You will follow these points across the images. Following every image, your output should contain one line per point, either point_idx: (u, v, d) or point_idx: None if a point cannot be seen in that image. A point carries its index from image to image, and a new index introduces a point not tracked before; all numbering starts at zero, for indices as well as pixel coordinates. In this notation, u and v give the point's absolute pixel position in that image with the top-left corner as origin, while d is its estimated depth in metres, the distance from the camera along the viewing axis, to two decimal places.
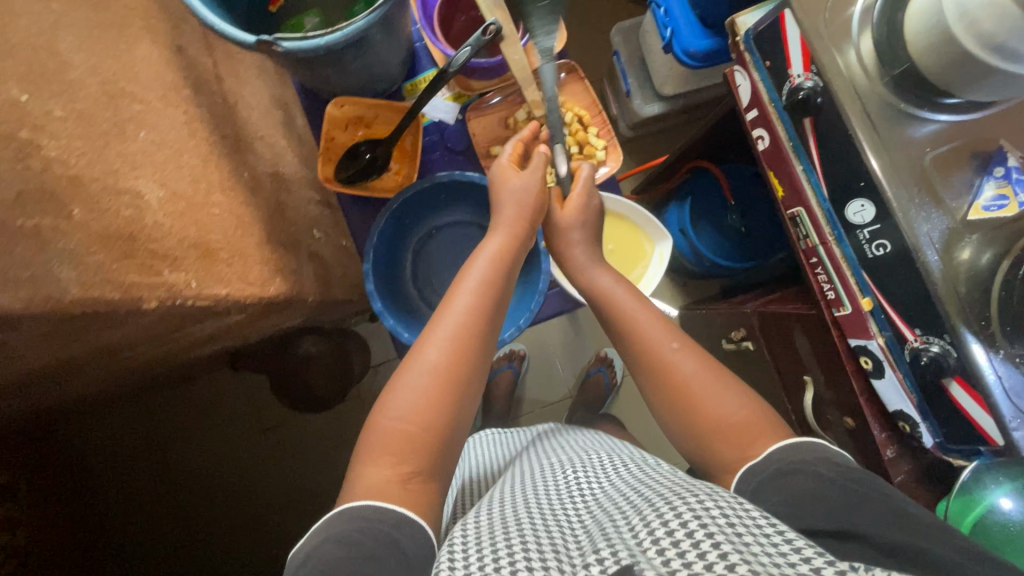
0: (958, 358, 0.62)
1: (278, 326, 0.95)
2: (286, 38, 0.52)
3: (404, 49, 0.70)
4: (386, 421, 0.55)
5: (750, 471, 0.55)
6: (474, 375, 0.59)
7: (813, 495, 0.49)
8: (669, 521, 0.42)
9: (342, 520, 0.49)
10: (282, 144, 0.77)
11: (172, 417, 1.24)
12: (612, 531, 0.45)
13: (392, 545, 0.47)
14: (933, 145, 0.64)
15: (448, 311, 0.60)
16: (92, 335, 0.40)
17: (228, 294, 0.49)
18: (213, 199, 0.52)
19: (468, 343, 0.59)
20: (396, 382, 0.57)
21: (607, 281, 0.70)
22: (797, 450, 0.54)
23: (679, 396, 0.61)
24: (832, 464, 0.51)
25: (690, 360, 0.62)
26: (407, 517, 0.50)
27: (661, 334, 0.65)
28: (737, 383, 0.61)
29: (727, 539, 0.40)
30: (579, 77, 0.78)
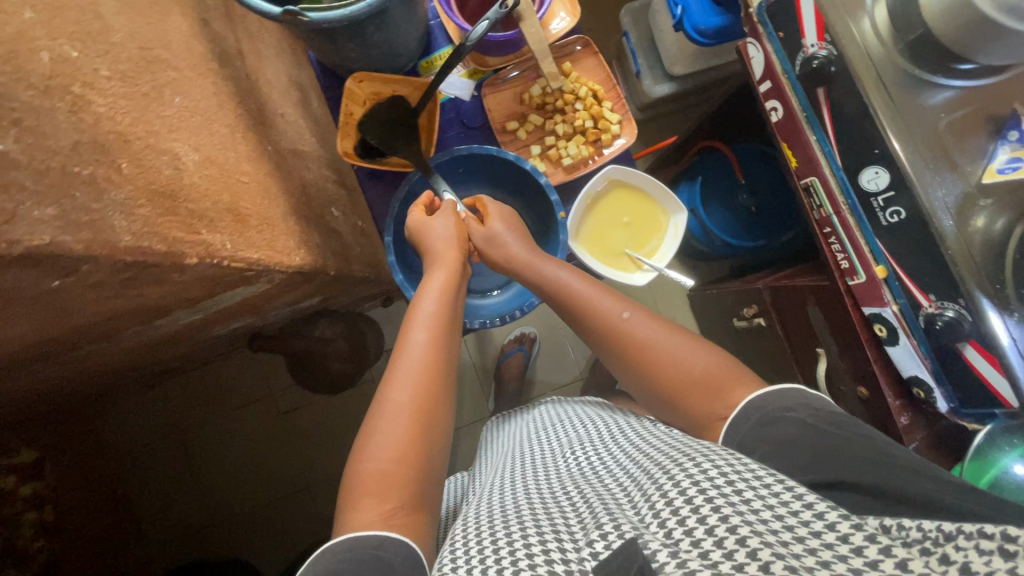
0: (973, 322, 0.63)
1: (297, 305, 0.97)
2: (311, 9, 0.54)
3: (420, 26, 0.72)
4: (366, 467, 0.56)
5: (734, 423, 0.55)
6: (443, 407, 0.61)
7: (795, 442, 0.49)
8: (669, 490, 0.43)
9: (325, 557, 0.49)
10: (301, 124, 0.79)
11: (190, 401, 1.26)
12: (612, 506, 0.46)
13: (379, 563, 0.48)
14: (947, 111, 0.65)
15: (407, 351, 0.63)
16: (134, 293, 0.42)
17: (258, 258, 0.50)
18: (242, 169, 0.54)
19: (431, 377, 0.61)
20: (368, 427, 0.59)
21: (553, 269, 0.72)
22: (775, 398, 0.55)
23: (640, 360, 0.63)
24: (810, 410, 0.52)
25: (643, 325, 0.64)
26: (389, 536, 0.51)
27: (611, 305, 0.66)
28: (693, 338, 0.63)
29: (727, 501, 0.40)
30: (593, 52, 0.78)
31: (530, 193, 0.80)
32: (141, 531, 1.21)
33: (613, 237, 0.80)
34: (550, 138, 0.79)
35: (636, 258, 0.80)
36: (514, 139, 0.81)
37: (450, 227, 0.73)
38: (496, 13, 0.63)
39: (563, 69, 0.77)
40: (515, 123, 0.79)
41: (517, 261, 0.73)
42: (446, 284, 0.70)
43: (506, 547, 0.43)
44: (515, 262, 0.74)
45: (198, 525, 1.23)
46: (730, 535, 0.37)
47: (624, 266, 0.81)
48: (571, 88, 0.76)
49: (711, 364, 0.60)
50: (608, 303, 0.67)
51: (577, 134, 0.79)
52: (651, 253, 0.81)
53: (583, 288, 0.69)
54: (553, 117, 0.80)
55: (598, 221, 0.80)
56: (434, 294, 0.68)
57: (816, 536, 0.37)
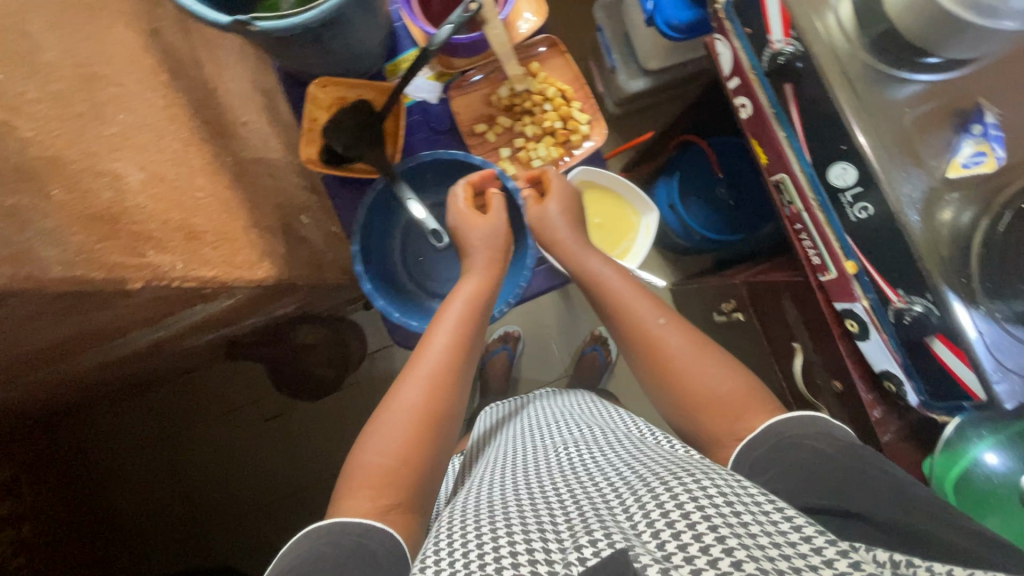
0: (941, 316, 0.63)
1: (272, 314, 0.96)
2: (261, 17, 0.52)
3: (383, 28, 0.70)
4: (360, 466, 0.55)
5: (750, 444, 0.56)
6: (451, 416, 0.61)
7: (812, 470, 0.51)
8: (663, 502, 0.42)
9: (309, 539, 0.49)
10: (267, 131, 0.78)
11: (173, 411, 1.25)
12: (606, 512, 0.45)
13: (359, 555, 0.48)
14: (912, 106, 0.64)
15: (427, 355, 0.62)
16: (82, 319, 0.42)
17: (213, 276, 0.49)
18: (196, 183, 0.53)
19: (443, 384, 0.61)
20: (375, 421, 0.59)
21: (595, 265, 0.71)
22: (801, 424, 0.55)
23: (665, 372, 0.63)
24: (831, 440, 0.53)
25: (676, 335, 0.64)
26: (374, 526, 0.51)
27: (647, 310, 0.66)
28: (724, 359, 0.62)
29: (725, 523, 0.39)
30: (560, 51, 0.77)
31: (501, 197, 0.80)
32: (132, 541, 1.21)
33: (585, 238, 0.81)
34: (519, 140, 0.79)
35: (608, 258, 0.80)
36: (483, 141, 0.80)
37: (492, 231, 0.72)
38: (460, 16, 0.63)
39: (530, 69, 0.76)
40: (483, 125, 0.78)
41: (563, 247, 0.73)
42: (475, 290, 0.70)
43: (497, 542, 0.43)
44: (561, 246, 0.73)
45: (188, 534, 1.22)
46: (726, 556, 0.36)
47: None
48: (539, 89, 0.75)
49: (738, 386, 0.60)
50: (645, 308, 0.66)
51: (546, 135, 0.79)
52: (623, 254, 0.81)
53: (621, 289, 0.69)
54: (522, 118, 0.79)
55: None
56: (463, 298, 0.68)
57: (811, 564, 0.36)
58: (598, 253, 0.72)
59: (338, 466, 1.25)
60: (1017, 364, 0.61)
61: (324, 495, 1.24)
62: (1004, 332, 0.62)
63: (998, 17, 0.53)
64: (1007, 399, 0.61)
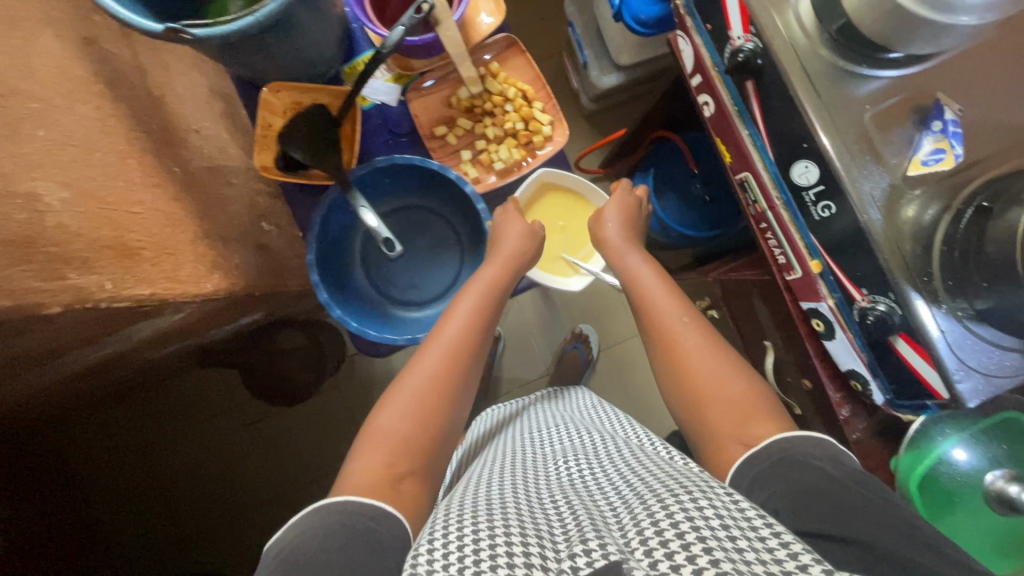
0: (903, 316, 0.62)
1: (240, 321, 0.95)
2: (195, 25, 0.51)
3: (335, 31, 0.68)
4: (360, 457, 0.55)
5: (755, 456, 0.53)
6: (463, 396, 0.63)
7: (818, 491, 0.47)
8: (658, 520, 0.40)
9: (317, 515, 0.47)
10: (224, 137, 0.76)
11: (157, 419, 1.23)
12: (598, 523, 0.43)
13: (368, 536, 0.46)
14: (874, 102, 0.63)
15: (444, 331, 0.66)
16: (17, 339, 0.44)
17: (152, 294, 0.49)
18: (134, 198, 0.52)
19: (456, 362, 0.63)
20: (390, 393, 0.60)
21: (635, 263, 0.75)
22: (807, 443, 0.52)
23: (682, 374, 0.64)
24: (837, 463, 0.50)
25: (696, 334, 0.67)
26: (384, 508, 0.49)
27: (673, 307, 0.69)
28: (739, 363, 0.64)
29: (720, 547, 0.37)
30: (520, 51, 0.76)
31: (458, 202, 0.79)
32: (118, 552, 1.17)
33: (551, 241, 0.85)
34: (480, 143, 0.79)
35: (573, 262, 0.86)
36: (443, 144, 0.79)
37: (519, 230, 0.75)
38: (411, 18, 0.61)
39: (490, 70, 0.75)
40: (442, 128, 0.77)
41: (613, 251, 0.79)
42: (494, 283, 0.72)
43: (499, 520, 0.44)
44: (609, 247, 0.79)
45: (171, 540, 1.20)
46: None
47: (562, 270, 0.87)
48: (499, 90, 0.75)
49: (745, 391, 0.60)
50: (669, 307, 0.70)
51: (508, 137, 0.79)
52: (587, 256, 0.87)
53: (650, 287, 0.72)
54: (482, 120, 0.79)
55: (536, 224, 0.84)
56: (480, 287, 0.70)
57: None
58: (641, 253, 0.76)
59: (319, 470, 1.24)
60: (979, 364, 0.61)
61: (306, 499, 1.22)
62: (967, 331, 0.61)
63: (955, 13, 0.52)
64: (970, 398, 0.61)
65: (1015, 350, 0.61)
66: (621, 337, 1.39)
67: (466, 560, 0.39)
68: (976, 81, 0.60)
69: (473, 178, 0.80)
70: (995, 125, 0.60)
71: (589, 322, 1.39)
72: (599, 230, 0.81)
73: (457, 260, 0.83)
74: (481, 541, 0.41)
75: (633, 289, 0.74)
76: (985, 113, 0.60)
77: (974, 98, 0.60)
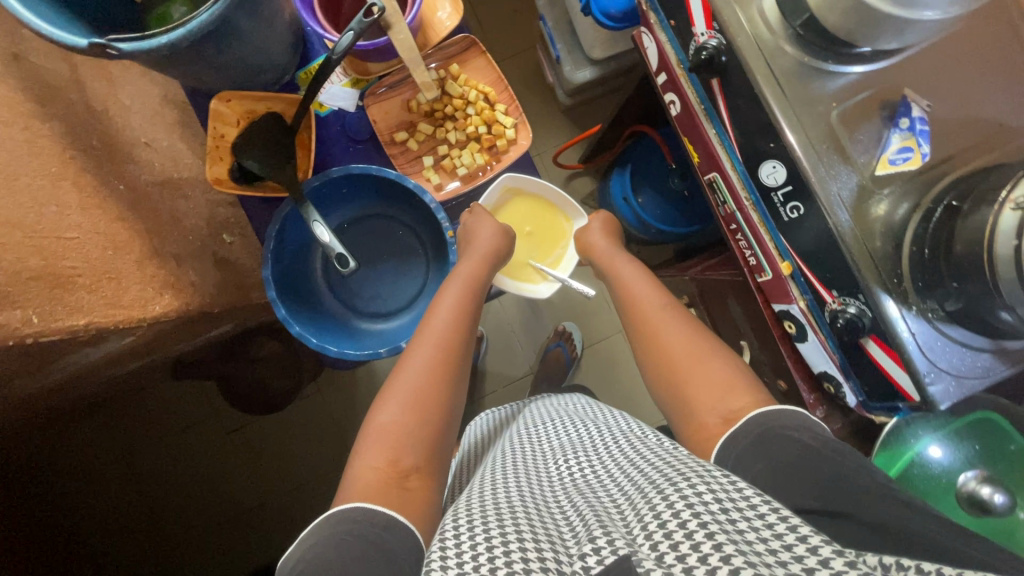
0: (873, 317, 0.61)
1: (209, 334, 0.92)
2: (119, 39, 0.48)
3: (285, 35, 0.66)
4: (360, 466, 0.53)
5: (732, 437, 0.51)
6: (458, 390, 0.62)
7: (795, 465, 0.45)
8: (659, 510, 0.38)
9: (328, 526, 0.46)
10: (180, 147, 0.72)
11: (133, 427, 1.17)
12: (599, 515, 0.41)
13: (378, 549, 0.44)
14: (839, 100, 0.60)
15: (434, 323, 0.66)
16: None
17: (86, 323, 0.50)
18: (68, 222, 0.50)
19: (446, 351, 0.63)
20: (387, 390, 0.60)
21: (619, 263, 0.77)
22: (782, 415, 0.50)
23: (664, 367, 0.63)
24: (812, 433, 0.48)
25: (677, 322, 0.65)
26: (397, 521, 0.47)
27: (654, 298, 0.69)
28: (721, 351, 0.61)
29: (722, 530, 0.35)
30: (480, 51, 0.75)
31: (418, 210, 0.77)
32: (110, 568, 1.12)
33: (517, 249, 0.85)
34: (442, 148, 0.78)
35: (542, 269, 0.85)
36: (405, 150, 0.78)
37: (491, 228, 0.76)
38: (360, 22, 0.58)
39: (450, 73, 0.75)
40: (402, 133, 0.75)
41: (599, 257, 0.79)
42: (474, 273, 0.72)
43: (496, 513, 0.42)
44: (596, 252, 0.80)
45: (156, 548, 1.14)
46: (723, 564, 0.32)
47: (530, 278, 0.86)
48: (460, 92, 0.75)
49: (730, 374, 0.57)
50: (654, 302, 0.69)
51: (470, 141, 0.79)
52: (555, 263, 0.87)
53: (632, 281, 0.73)
54: (443, 125, 0.78)
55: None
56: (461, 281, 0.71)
57: (808, 572, 0.32)
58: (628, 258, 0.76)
59: (300, 478, 1.19)
60: (950, 365, 0.60)
61: (287, 508, 1.18)
62: (937, 332, 0.60)
63: (919, 8, 0.50)
64: (941, 399, 0.60)
65: (987, 350, 0.60)
66: (605, 334, 1.37)
67: (478, 554, 0.37)
68: (943, 75, 0.58)
69: (436, 185, 0.79)
70: (964, 121, 0.58)
71: (572, 319, 1.36)
72: (585, 234, 0.82)
73: (422, 269, 0.82)
74: (492, 535, 0.39)
75: (616, 286, 0.75)
76: (953, 109, 0.58)
77: (941, 93, 0.58)
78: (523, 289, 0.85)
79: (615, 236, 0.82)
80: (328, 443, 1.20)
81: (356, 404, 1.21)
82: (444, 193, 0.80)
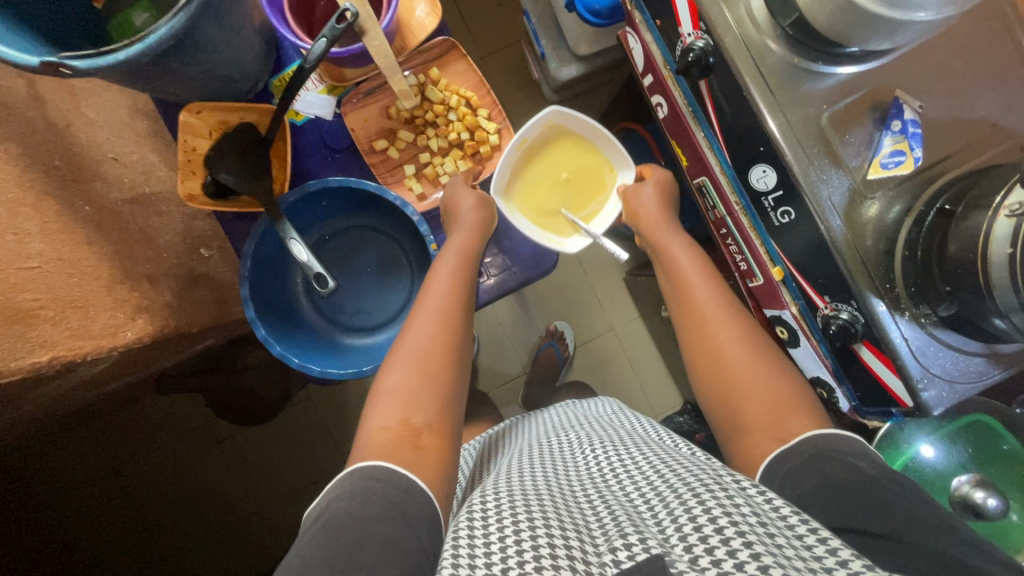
0: (865, 324, 0.60)
1: (192, 348, 0.90)
2: (74, 57, 0.45)
3: (256, 43, 0.63)
4: (371, 427, 0.53)
5: (785, 452, 0.51)
6: (461, 395, 0.59)
7: (849, 487, 0.45)
8: (695, 514, 0.36)
9: (356, 478, 0.48)
10: (152, 159, 0.69)
11: (128, 441, 1.14)
12: (629, 512, 0.40)
13: (399, 510, 0.45)
14: (830, 102, 0.59)
15: (433, 289, 0.64)
16: None
17: (50, 360, 0.49)
18: (28, 251, 0.49)
19: (450, 319, 0.62)
20: (386, 373, 0.58)
21: (678, 243, 0.70)
22: (837, 440, 0.50)
23: (705, 364, 0.61)
24: (871, 460, 0.47)
25: (735, 329, 0.61)
26: (419, 485, 0.49)
27: (711, 290, 0.64)
28: (782, 359, 0.59)
29: (760, 539, 0.33)
30: (461, 55, 0.73)
31: (399, 219, 0.75)
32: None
33: (549, 195, 0.80)
34: (424, 156, 0.76)
35: (572, 220, 0.79)
36: (385, 158, 0.75)
37: (474, 203, 0.72)
38: (333, 28, 0.55)
39: (430, 78, 0.73)
40: (382, 141, 0.73)
41: (644, 226, 0.72)
42: (467, 246, 0.69)
43: (521, 503, 0.41)
44: (644, 219, 0.73)
45: (156, 563, 1.14)
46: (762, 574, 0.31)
47: (559, 229, 0.80)
48: (440, 98, 0.73)
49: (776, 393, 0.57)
50: (706, 290, 0.64)
51: (453, 148, 0.77)
52: (589, 217, 0.81)
53: (692, 269, 0.67)
54: (425, 131, 0.76)
55: (534, 172, 0.79)
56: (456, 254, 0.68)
57: None
58: (683, 236, 0.70)
59: (292, 487, 1.18)
60: (943, 370, 0.60)
61: (279, 516, 1.17)
62: (930, 338, 0.60)
63: (911, 8, 0.48)
64: (934, 406, 0.60)
65: (980, 355, 0.60)
66: (598, 332, 1.35)
67: (505, 544, 0.36)
68: (936, 76, 0.56)
69: (418, 195, 0.77)
70: (956, 123, 0.57)
71: (565, 319, 1.34)
72: (633, 197, 0.75)
73: (407, 279, 0.80)
74: (518, 521, 0.38)
75: (673, 272, 0.68)
76: (945, 109, 0.56)
77: (933, 94, 0.56)
78: (548, 240, 0.79)
79: (668, 203, 0.75)
80: (318, 451, 1.19)
81: (347, 410, 1.19)
82: (426, 203, 0.77)
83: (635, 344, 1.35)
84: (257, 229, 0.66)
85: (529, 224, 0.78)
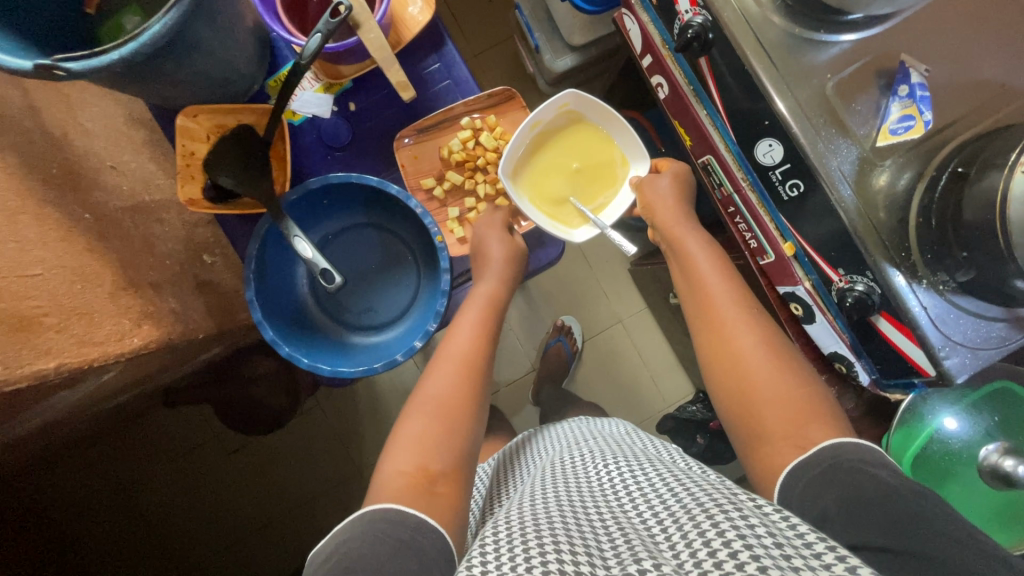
0: (882, 294, 0.59)
1: (200, 359, 0.89)
2: (67, 58, 0.44)
3: (250, 43, 0.62)
4: (388, 473, 0.52)
5: (807, 461, 0.50)
6: (483, 401, 0.61)
7: (874, 502, 0.44)
8: (709, 541, 0.35)
9: (364, 520, 0.47)
10: (150, 167, 0.69)
11: (139, 458, 1.14)
12: (641, 537, 0.39)
13: (410, 551, 0.44)
14: (834, 71, 0.58)
15: (456, 338, 0.64)
16: None
17: (56, 366, 0.48)
18: (30, 258, 0.48)
19: (471, 365, 0.62)
20: (404, 421, 0.57)
21: (692, 242, 0.69)
22: (857, 449, 0.49)
23: (723, 347, 0.60)
24: (893, 469, 0.47)
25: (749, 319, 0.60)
26: (428, 522, 0.47)
27: (722, 282, 0.64)
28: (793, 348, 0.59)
29: (776, 563, 0.32)
30: (518, 103, 0.76)
31: (405, 217, 0.75)
32: None
33: (558, 184, 0.78)
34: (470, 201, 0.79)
35: (581, 211, 0.78)
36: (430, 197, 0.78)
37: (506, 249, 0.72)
38: (327, 22, 0.55)
39: (487, 123, 0.75)
40: (429, 181, 0.76)
41: (660, 219, 0.71)
42: (491, 297, 0.69)
43: (533, 525, 0.40)
44: (659, 208, 0.72)
45: None
46: None
47: (567, 219, 0.79)
48: (494, 145, 0.75)
49: (795, 366, 0.56)
50: (723, 288, 0.64)
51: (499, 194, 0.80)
52: (597, 211, 0.79)
53: (708, 270, 0.66)
54: (473, 175, 0.78)
55: (546, 159, 0.78)
56: (480, 304, 0.69)
57: None
58: (699, 236, 0.69)
59: (307, 496, 1.17)
60: (965, 338, 0.59)
61: (293, 526, 1.16)
62: (949, 304, 0.59)
63: None
64: (957, 373, 0.59)
65: (1001, 320, 0.59)
66: (606, 325, 1.34)
67: (519, 567, 0.35)
68: (940, 39, 0.55)
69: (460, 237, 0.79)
70: (964, 85, 0.56)
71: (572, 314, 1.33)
72: (648, 186, 0.74)
73: (413, 279, 0.79)
74: (533, 543, 0.37)
75: (687, 273, 0.67)
76: (951, 72, 0.56)
77: (939, 56, 0.55)
78: (556, 227, 0.78)
79: (681, 195, 0.73)
80: (330, 458, 1.17)
81: (356, 415, 1.18)
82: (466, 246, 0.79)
83: (643, 336, 1.34)
84: (259, 228, 0.65)
85: (538, 211, 0.77)
